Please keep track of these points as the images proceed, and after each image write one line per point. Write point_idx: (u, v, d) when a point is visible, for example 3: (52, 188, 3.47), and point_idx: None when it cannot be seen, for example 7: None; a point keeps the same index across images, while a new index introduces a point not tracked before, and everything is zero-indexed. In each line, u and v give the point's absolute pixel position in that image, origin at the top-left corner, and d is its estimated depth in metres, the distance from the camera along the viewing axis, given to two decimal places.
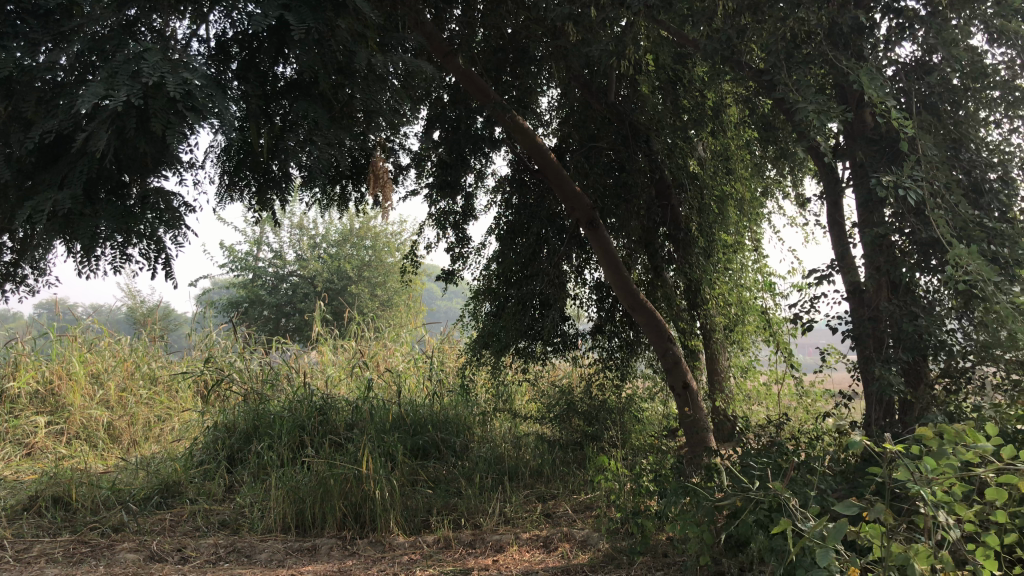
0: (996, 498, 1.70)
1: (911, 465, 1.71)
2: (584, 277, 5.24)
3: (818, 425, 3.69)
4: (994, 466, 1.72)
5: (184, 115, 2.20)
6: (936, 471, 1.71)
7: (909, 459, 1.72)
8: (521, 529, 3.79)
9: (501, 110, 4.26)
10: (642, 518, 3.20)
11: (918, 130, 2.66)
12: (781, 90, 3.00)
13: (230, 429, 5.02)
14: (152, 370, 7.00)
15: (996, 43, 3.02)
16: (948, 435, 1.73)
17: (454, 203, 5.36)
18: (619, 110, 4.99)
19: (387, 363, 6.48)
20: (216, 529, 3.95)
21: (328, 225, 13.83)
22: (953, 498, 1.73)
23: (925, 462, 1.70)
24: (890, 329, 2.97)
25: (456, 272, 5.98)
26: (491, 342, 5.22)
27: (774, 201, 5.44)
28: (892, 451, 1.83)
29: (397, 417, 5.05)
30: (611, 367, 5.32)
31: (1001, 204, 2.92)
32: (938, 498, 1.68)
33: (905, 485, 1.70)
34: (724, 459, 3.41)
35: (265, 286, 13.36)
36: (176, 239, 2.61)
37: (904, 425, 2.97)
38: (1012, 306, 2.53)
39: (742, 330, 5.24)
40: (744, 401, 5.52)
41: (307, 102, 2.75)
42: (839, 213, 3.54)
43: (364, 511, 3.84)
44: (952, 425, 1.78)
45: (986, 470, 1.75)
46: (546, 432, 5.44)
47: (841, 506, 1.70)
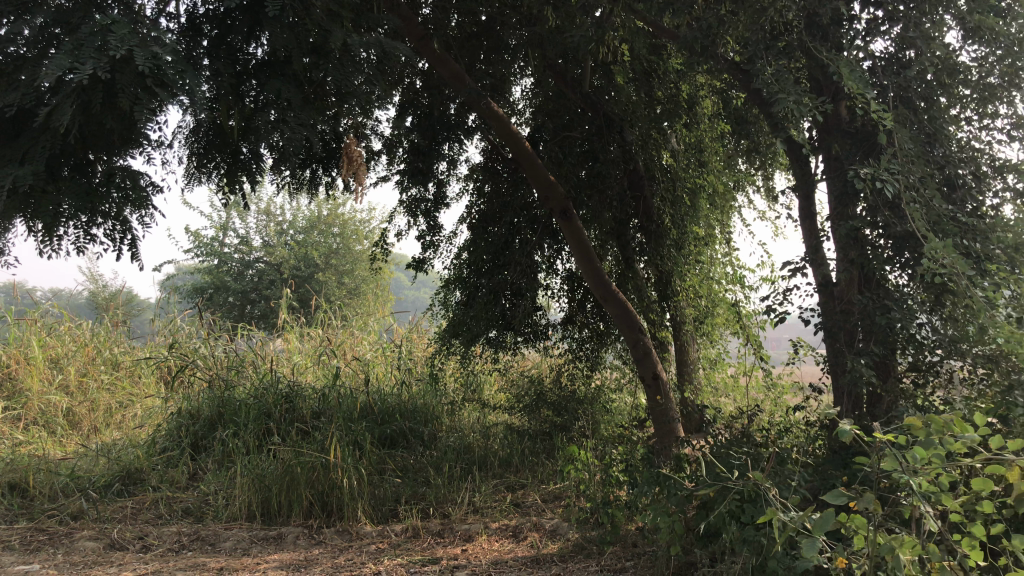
0: (984, 490, 1.69)
1: (899, 455, 1.70)
2: (555, 267, 5.21)
3: (786, 417, 3.71)
4: (982, 456, 1.72)
5: (152, 91, 2.12)
6: (922, 460, 1.71)
7: (897, 448, 1.71)
8: (490, 518, 3.76)
9: (475, 96, 4.21)
10: (611, 509, 3.20)
11: (895, 124, 2.67)
12: (759, 81, 3.00)
13: (194, 415, 4.94)
14: (114, 356, 6.88)
15: (970, 40, 3.03)
16: (938, 424, 1.71)
17: (426, 190, 5.31)
18: (594, 100, 4.97)
19: (354, 351, 6.43)
20: (180, 517, 3.88)
21: (295, 212, 13.72)
22: (940, 489, 1.71)
23: (914, 453, 1.69)
24: (861, 322, 2.99)
25: (426, 260, 5.92)
26: (461, 332, 5.20)
27: (745, 194, 5.47)
28: (880, 440, 1.82)
29: (365, 406, 5.01)
30: (581, 357, 5.32)
31: (974, 200, 2.95)
32: (925, 488, 1.67)
33: (893, 474, 1.70)
34: (693, 450, 3.42)
35: (230, 272, 13.19)
36: (143, 219, 2.55)
37: (873, 418, 2.99)
38: (985, 300, 2.55)
39: (711, 322, 5.27)
40: (712, 393, 5.55)
41: (279, 81, 2.68)
42: (811, 206, 3.56)
43: (331, 501, 3.79)
44: (939, 415, 1.76)
45: (974, 460, 1.73)
46: (515, 422, 5.40)
47: (829, 496, 1.67)
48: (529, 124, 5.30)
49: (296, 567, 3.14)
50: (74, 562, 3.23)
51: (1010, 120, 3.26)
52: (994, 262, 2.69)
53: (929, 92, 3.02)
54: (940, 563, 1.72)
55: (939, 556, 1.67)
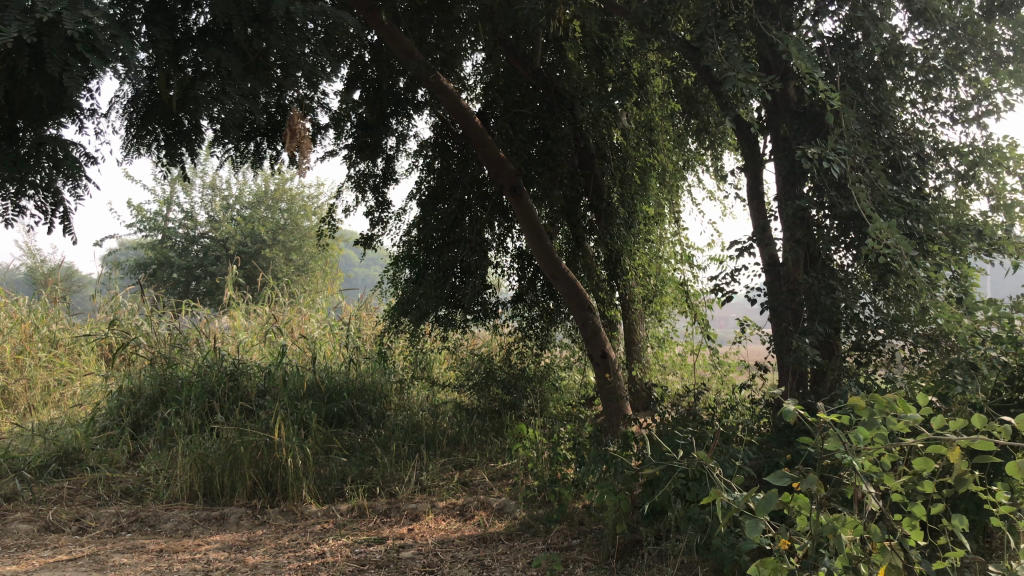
0: (924, 470, 1.71)
1: (843, 436, 1.69)
2: (505, 245, 5.21)
3: (732, 396, 3.75)
4: (923, 435, 1.73)
5: (82, 57, 2.03)
6: (865, 441, 1.72)
7: (841, 429, 1.70)
8: (437, 497, 3.74)
9: (423, 70, 4.13)
10: (559, 487, 3.19)
11: (842, 104, 2.68)
12: (709, 57, 3.00)
13: (136, 394, 4.83)
14: (52, 333, 6.67)
15: (916, 22, 3.06)
16: (881, 405, 1.72)
17: (375, 165, 5.23)
18: (545, 77, 4.93)
19: (302, 328, 6.33)
20: (118, 498, 3.79)
21: (241, 186, 13.46)
22: (882, 470, 1.72)
23: (857, 433, 1.68)
24: (806, 301, 3.02)
25: (374, 237, 5.84)
26: (410, 310, 5.15)
27: (695, 174, 5.50)
28: (825, 421, 1.82)
29: (312, 384, 4.94)
30: (531, 335, 5.32)
31: (917, 181, 2.99)
32: (867, 467, 1.68)
33: (838, 455, 1.69)
34: (640, 428, 3.43)
35: (175, 248, 12.90)
36: (75, 191, 2.45)
37: (817, 396, 3.04)
38: (927, 280, 2.58)
39: (660, 301, 5.29)
40: (659, 371, 5.59)
41: (220, 50, 2.60)
42: (759, 186, 3.58)
43: (275, 480, 3.73)
44: (882, 395, 1.76)
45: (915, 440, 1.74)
46: (464, 401, 5.34)
47: (772, 477, 1.67)
48: (480, 100, 5.24)
49: (239, 548, 3.08)
50: (6, 545, 3.12)
51: (953, 103, 3.31)
52: (935, 242, 2.73)
53: (876, 73, 3.04)
54: (880, 542, 1.73)
55: (879, 534, 1.70)
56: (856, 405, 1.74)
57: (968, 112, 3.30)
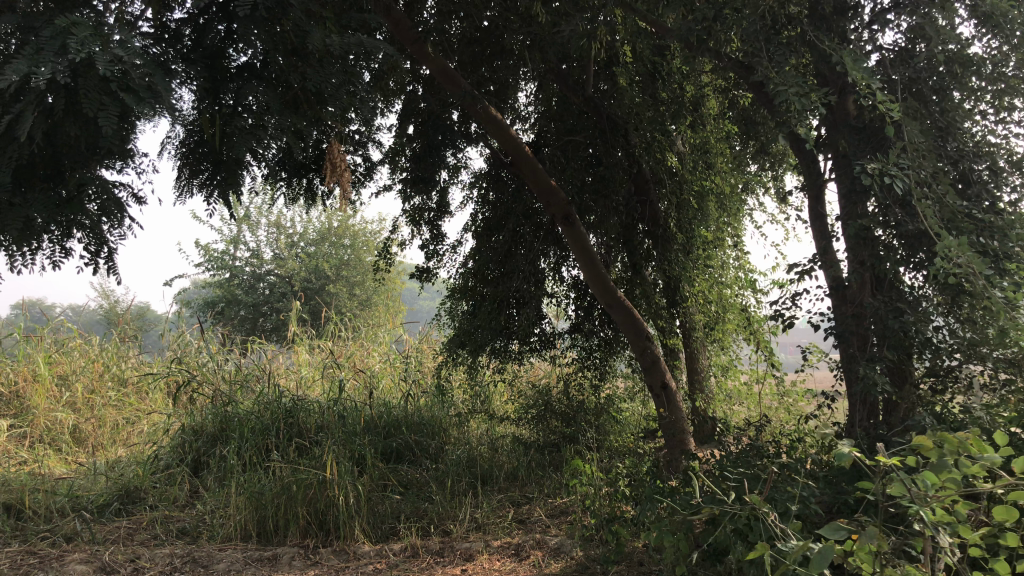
0: (1004, 519, 1.52)
1: (906, 479, 1.53)
2: (561, 274, 5.10)
3: (800, 427, 3.58)
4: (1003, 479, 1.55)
5: (116, 98, 2.03)
6: (935, 486, 1.54)
7: (904, 472, 1.55)
8: (492, 536, 3.64)
9: (470, 101, 4.08)
10: (617, 525, 3.07)
11: (904, 116, 2.54)
12: (761, 71, 2.88)
13: (198, 431, 4.85)
14: (122, 371, 6.81)
15: (982, 29, 2.89)
16: (951, 444, 1.55)
17: (429, 198, 5.20)
18: (597, 104, 4.82)
19: (363, 363, 6.31)
20: (175, 537, 3.79)
21: (306, 224, 13.66)
22: (957, 519, 1.53)
23: (923, 477, 1.53)
24: (875, 326, 2.86)
25: (431, 269, 5.82)
26: (467, 342, 5.09)
27: (755, 196, 5.35)
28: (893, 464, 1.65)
29: (369, 420, 4.89)
30: (590, 366, 5.19)
31: (990, 197, 2.80)
32: (942, 518, 1.51)
33: (901, 500, 1.53)
34: (703, 463, 3.29)
35: (242, 285, 13.07)
36: (119, 232, 2.46)
37: (888, 427, 2.87)
38: (1004, 301, 2.40)
39: (722, 328, 5.08)
40: (724, 401, 5.41)
41: (260, 86, 2.59)
42: (821, 207, 3.43)
43: (329, 519, 3.68)
44: (953, 433, 1.57)
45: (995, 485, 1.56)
46: (523, 434, 5.29)
47: (826, 528, 1.52)
48: (533, 130, 5.17)
49: None
50: None
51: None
52: (1013, 261, 2.52)
53: (941, 84, 2.88)
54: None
55: None
56: (921, 445, 1.57)
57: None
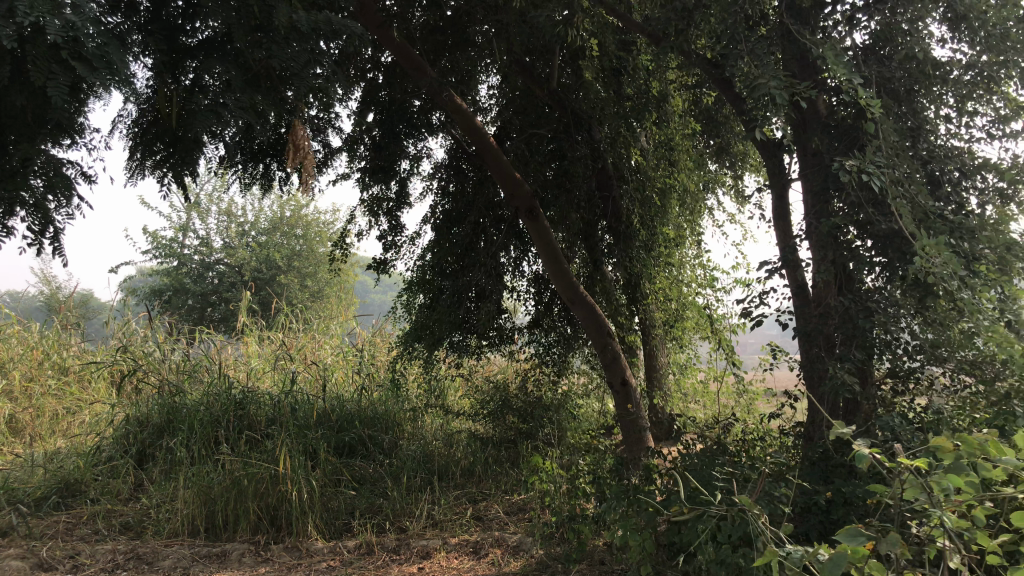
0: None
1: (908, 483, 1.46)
2: (521, 269, 5.05)
3: (760, 426, 3.57)
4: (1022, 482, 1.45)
5: (68, 67, 1.91)
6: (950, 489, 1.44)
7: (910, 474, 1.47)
8: (449, 533, 3.56)
9: (436, 88, 3.99)
10: (577, 523, 3.02)
11: (879, 114, 2.52)
12: (736, 64, 2.84)
13: (143, 422, 4.68)
14: (62, 360, 6.58)
15: (953, 31, 2.91)
16: (969, 446, 1.44)
17: (388, 188, 5.09)
18: (562, 98, 4.75)
19: (315, 355, 6.17)
20: (117, 532, 3.64)
21: (257, 213, 13.41)
22: (975, 524, 1.43)
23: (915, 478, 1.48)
24: (841, 326, 2.86)
25: (387, 262, 5.70)
26: (424, 336, 4.99)
27: (715, 195, 5.35)
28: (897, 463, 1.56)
29: (322, 413, 4.77)
30: (548, 362, 5.15)
31: (957, 198, 2.81)
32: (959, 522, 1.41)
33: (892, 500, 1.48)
34: (665, 461, 3.25)
35: (190, 274, 12.76)
36: (66, 212, 2.33)
37: (851, 426, 2.87)
38: (973, 302, 2.40)
39: (681, 326, 5.10)
40: (680, 399, 5.41)
41: (220, 61, 2.48)
42: (787, 206, 3.43)
43: (280, 514, 3.57)
44: (971, 433, 1.47)
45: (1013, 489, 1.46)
46: (479, 430, 5.13)
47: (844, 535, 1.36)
48: (496, 122, 5.09)
49: None
50: None
51: (991, 118, 3.14)
52: (981, 262, 2.53)
53: (912, 84, 2.89)
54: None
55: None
56: (940, 445, 1.46)
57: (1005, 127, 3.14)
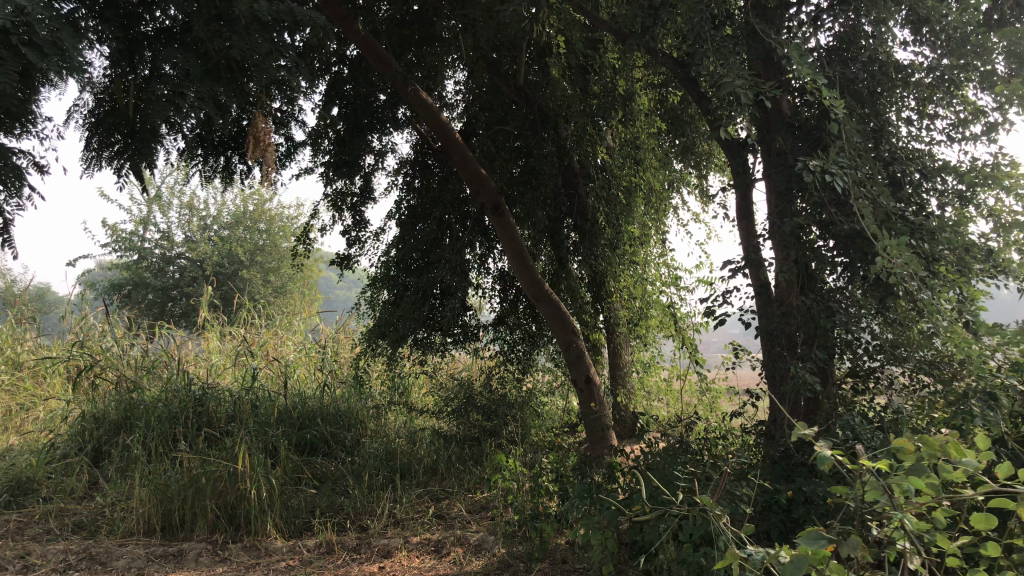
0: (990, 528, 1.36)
1: (872, 485, 1.44)
2: (487, 266, 5.03)
3: (722, 425, 3.59)
4: (986, 487, 1.40)
5: (17, 52, 1.86)
6: (910, 490, 1.41)
7: (873, 475, 1.45)
8: (411, 532, 3.53)
9: (402, 83, 3.95)
10: (540, 522, 3.02)
11: (842, 114, 2.54)
12: (701, 62, 2.84)
13: (99, 419, 4.59)
14: (17, 355, 6.43)
15: (915, 34, 2.93)
16: (930, 447, 1.41)
17: (352, 183, 5.04)
18: (529, 95, 4.73)
19: (278, 351, 6.10)
20: (70, 532, 3.56)
21: (220, 206, 13.23)
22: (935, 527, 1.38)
23: (874, 479, 1.47)
24: (802, 326, 2.87)
25: (351, 257, 5.65)
26: (388, 332, 4.95)
27: (680, 195, 5.38)
28: (862, 467, 1.52)
29: (283, 410, 4.71)
30: (512, 360, 5.13)
31: (918, 200, 2.84)
32: (920, 524, 1.36)
33: (850, 500, 1.48)
34: (628, 459, 3.26)
35: (150, 268, 12.53)
36: (17, 203, 2.26)
37: (812, 425, 2.90)
38: (933, 302, 2.42)
39: (645, 325, 5.18)
40: (643, 397, 5.45)
41: (177, 50, 2.43)
42: (750, 206, 3.44)
43: (239, 513, 3.51)
44: (934, 434, 1.43)
45: (977, 493, 1.42)
46: (442, 428, 5.11)
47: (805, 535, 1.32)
48: (462, 118, 5.06)
49: None
50: None
51: (951, 121, 3.18)
52: (941, 263, 2.56)
53: (876, 85, 2.90)
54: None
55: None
56: (902, 446, 1.41)
57: (965, 130, 3.18)
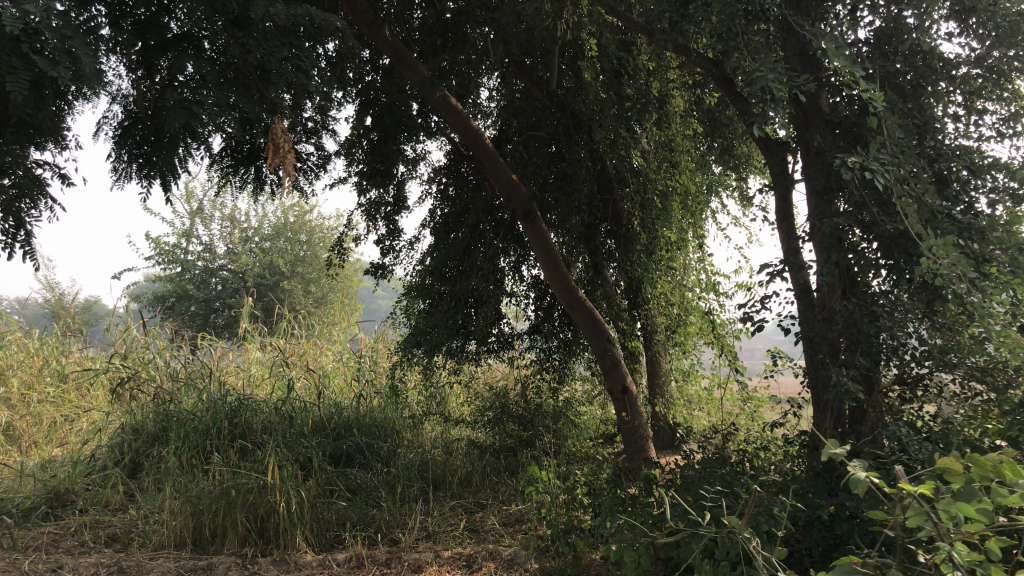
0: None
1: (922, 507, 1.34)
2: (521, 274, 4.96)
3: (764, 435, 3.47)
4: None
5: (29, 62, 1.84)
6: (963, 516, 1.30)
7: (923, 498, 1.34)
8: (442, 546, 3.46)
9: (430, 88, 3.88)
10: (574, 536, 2.93)
11: (884, 109, 2.43)
12: (735, 57, 2.75)
13: (138, 430, 4.61)
14: (63, 366, 6.51)
15: (961, 25, 2.80)
16: (981, 469, 1.31)
17: (386, 193, 4.98)
18: (561, 99, 4.67)
19: (316, 361, 6.09)
20: (103, 544, 3.56)
21: (261, 218, 13.37)
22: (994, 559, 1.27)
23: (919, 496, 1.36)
24: (844, 331, 2.75)
25: (387, 266, 5.61)
26: (422, 342, 4.87)
27: (719, 198, 5.25)
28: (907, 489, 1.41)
29: (318, 421, 4.67)
30: (548, 369, 5.04)
31: (967, 198, 2.70)
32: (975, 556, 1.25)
33: (894, 519, 1.37)
34: (666, 470, 3.16)
35: (193, 280, 12.63)
36: (39, 215, 2.24)
37: (857, 436, 2.77)
38: (984, 306, 2.28)
39: (684, 332, 4.99)
40: (683, 406, 5.34)
41: (196, 58, 2.40)
42: (790, 208, 3.32)
43: (269, 526, 3.47)
44: (987, 455, 1.33)
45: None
46: (478, 438, 5.05)
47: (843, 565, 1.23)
48: (496, 126, 5.01)
49: None
50: None
51: (1001, 116, 3.03)
52: (993, 264, 2.42)
53: (920, 79, 2.78)
54: None
55: None
56: (943, 468, 1.33)
57: (1016, 125, 3.03)
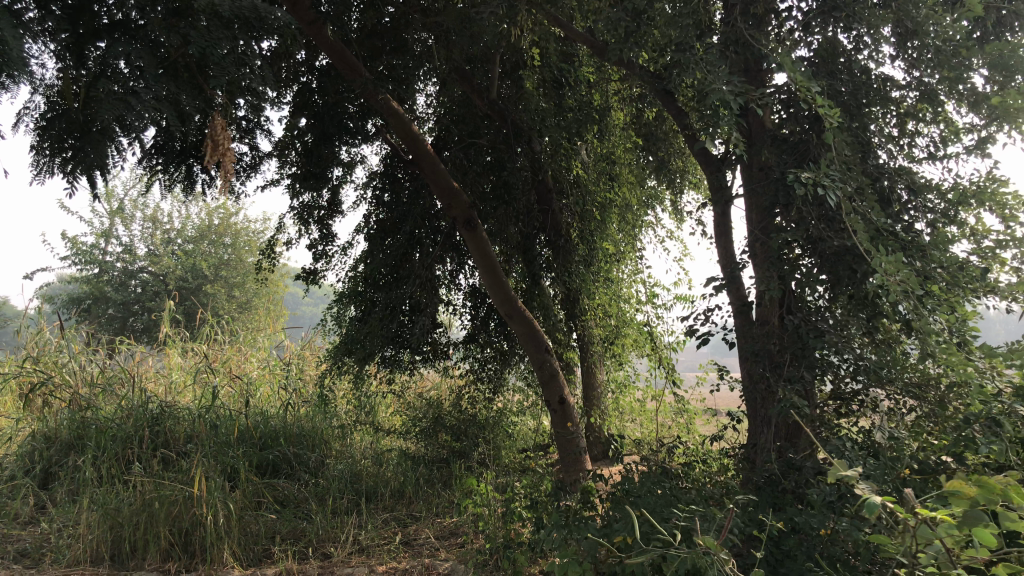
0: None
1: (918, 531, 1.32)
2: (458, 282, 4.92)
3: (700, 447, 3.47)
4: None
5: None
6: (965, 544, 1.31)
7: (919, 522, 1.33)
8: (376, 560, 3.37)
9: (371, 91, 3.80)
10: (512, 550, 2.87)
11: (833, 126, 2.45)
12: (688, 69, 2.75)
13: (50, 438, 4.38)
14: None
15: (903, 48, 2.86)
16: (992, 492, 1.30)
17: (320, 196, 4.86)
18: (502, 109, 4.63)
19: (241, 368, 5.89)
20: (12, 560, 3.35)
21: (184, 220, 13.00)
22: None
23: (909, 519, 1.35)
24: (785, 346, 2.77)
25: (317, 272, 5.47)
26: (354, 350, 4.76)
27: (655, 212, 5.29)
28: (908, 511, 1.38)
29: (244, 430, 4.51)
30: (483, 379, 4.97)
31: (905, 217, 2.75)
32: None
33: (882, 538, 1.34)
34: (605, 482, 3.13)
35: (111, 282, 12.14)
36: None
37: (795, 450, 2.79)
38: (926, 322, 2.32)
39: (620, 344, 4.99)
40: (617, 417, 5.35)
41: (130, 47, 2.30)
42: (728, 223, 3.34)
43: (194, 540, 3.33)
44: (997, 477, 1.31)
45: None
46: (410, 448, 4.95)
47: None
48: (434, 133, 4.89)
49: None
50: None
51: (933, 138, 3.11)
52: (932, 281, 2.48)
53: (864, 99, 2.82)
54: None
55: None
56: (954, 490, 1.33)
57: (948, 147, 3.11)
